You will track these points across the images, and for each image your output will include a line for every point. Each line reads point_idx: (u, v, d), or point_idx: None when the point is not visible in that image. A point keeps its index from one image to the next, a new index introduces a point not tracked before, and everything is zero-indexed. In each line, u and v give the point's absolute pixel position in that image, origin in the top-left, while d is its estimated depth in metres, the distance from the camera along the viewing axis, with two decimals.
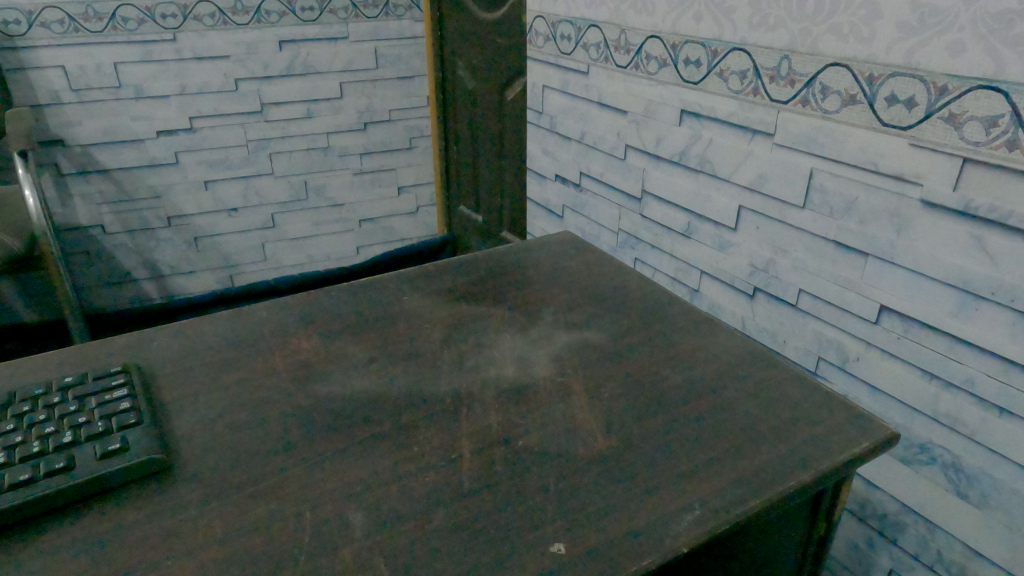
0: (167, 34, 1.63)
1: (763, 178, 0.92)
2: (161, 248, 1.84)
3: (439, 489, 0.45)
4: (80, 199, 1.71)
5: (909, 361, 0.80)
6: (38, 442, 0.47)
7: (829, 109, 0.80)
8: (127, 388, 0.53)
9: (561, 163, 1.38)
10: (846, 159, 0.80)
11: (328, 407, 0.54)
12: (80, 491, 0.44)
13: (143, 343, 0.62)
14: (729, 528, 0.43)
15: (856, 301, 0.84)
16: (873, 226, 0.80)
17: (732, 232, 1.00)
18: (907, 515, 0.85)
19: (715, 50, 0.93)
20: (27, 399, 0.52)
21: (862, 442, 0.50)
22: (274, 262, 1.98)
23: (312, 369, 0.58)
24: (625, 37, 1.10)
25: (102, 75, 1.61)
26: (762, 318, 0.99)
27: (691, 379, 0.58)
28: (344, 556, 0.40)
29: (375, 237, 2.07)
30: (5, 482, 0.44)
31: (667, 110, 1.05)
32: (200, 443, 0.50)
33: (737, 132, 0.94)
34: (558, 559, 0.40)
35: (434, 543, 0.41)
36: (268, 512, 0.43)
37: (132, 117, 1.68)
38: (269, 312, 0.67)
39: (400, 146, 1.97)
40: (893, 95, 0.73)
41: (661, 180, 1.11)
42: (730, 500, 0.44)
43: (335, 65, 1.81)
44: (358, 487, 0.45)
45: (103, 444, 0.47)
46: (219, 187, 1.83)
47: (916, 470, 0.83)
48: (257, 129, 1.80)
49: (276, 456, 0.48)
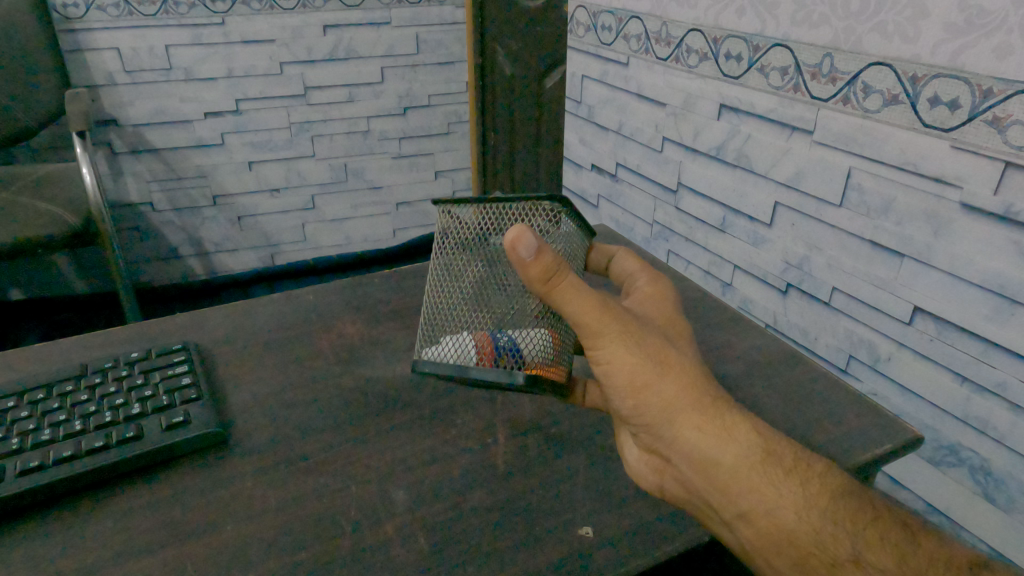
0: (216, 17, 1.67)
1: (800, 175, 0.92)
2: (206, 226, 1.90)
3: (476, 471, 0.48)
4: (131, 177, 1.77)
5: (941, 363, 0.80)
6: (110, 412, 0.51)
7: (871, 108, 0.80)
8: (188, 364, 0.57)
9: (598, 154, 1.39)
10: (885, 160, 0.80)
11: (372, 389, 0.57)
12: (147, 459, 0.48)
13: (198, 323, 0.66)
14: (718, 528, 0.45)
15: (890, 301, 0.85)
16: (910, 227, 0.79)
17: (767, 228, 1.01)
18: (932, 515, 0.87)
19: (757, 46, 0.93)
20: (99, 371, 0.56)
21: (885, 442, 0.51)
22: (314, 243, 2.04)
23: (357, 352, 0.62)
24: (667, 29, 1.10)
25: (154, 58, 1.66)
26: (794, 315, 1.00)
27: (726, 373, 0.59)
28: (387, 530, 0.43)
29: (412, 220, 2.11)
30: (81, 449, 0.48)
31: (705, 104, 1.05)
32: (255, 419, 0.53)
33: (776, 129, 0.94)
34: (587, 541, 0.43)
35: (472, 520, 0.44)
36: (317, 486, 0.47)
37: (182, 98, 1.73)
38: (316, 296, 0.71)
39: (438, 131, 2.00)
40: (936, 96, 0.73)
41: (697, 173, 1.11)
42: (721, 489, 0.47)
43: (377, 51, 1.83)
44: (400, 465, 0.48)
45: (168, 417, 0.51)
46: (263, 168, 1.88)
47: (944, 471, 0.83)
48: (301, 112, 1.85)
49: (324, 434, 0.51)
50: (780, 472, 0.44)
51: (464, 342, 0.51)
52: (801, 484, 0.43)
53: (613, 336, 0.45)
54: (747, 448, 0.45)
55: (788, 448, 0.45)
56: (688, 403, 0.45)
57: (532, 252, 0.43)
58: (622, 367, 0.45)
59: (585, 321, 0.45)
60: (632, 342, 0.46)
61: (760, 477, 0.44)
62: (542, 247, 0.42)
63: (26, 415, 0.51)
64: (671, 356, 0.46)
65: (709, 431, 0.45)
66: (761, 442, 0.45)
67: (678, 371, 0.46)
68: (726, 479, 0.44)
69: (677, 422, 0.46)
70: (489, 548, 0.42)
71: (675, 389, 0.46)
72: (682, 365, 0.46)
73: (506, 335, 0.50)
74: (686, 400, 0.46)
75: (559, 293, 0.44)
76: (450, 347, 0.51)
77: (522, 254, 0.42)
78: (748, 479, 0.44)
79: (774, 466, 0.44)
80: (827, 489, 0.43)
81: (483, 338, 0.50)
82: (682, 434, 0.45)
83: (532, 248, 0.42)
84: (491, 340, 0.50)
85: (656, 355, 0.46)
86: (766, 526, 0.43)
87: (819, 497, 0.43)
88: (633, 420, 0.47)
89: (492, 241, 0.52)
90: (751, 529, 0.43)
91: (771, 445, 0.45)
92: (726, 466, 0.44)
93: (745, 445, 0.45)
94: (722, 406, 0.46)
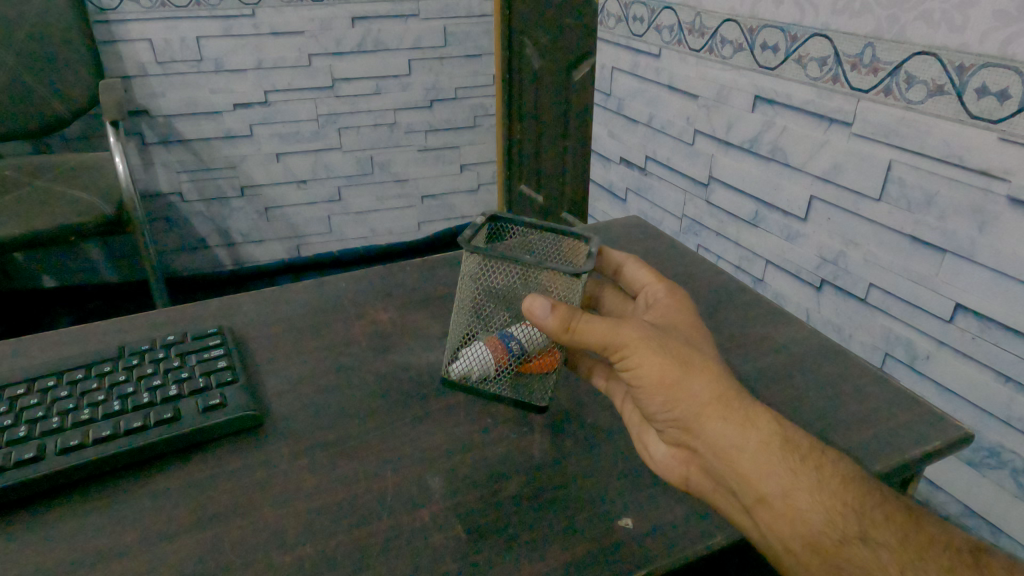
0: (246, 9, 1.68)
1: (838, 168, 0.90)
2: (234, 217, 1.92)
3: (511, 459, 0.48)
4: (161, 167, 1.79)
5: (982, 362, 0.78)
6: (148, 393, 0.51)
7: (914, 99, 0.78)
8: (224, 347, 0.57)
9: (626, 146, 1.38)
10: (928, 152, 0.77)
11: (406, 375, 0.56)
12: (185, 440, 0.48)
13: (232, 309, 0.66)
14: None
15: (929, 298, 0.82)
16: (953, 222, 0.77)
17: (801, 223, 0.99)
18: (970, 518, 0.84)
19: (794, 36, 0.91)
20: (136, 353, 0.56)
21: (935, 440, 0.49)
22: (339, 235, 2.05)
23: (390, 339, 0.61)
24: (700, 20, 1.08)
25: (186, 49, 1.68)
26: (828, 312, 0.98)
27: (764, 366, 0.58)
28: (423, 515, 0.43)
29: (436, 213, 2.11)
30: (120, 428, 0.48)
31: (739, 96, 1.03)
32: (289, 403, 0.53)
33: (812, 121, 0.92)
34: (627, 532, 0.42)
35: (509, 508, 0.43)
36: (352, 470, 0.46)
37: (211, 90, 1.74)
38: (349, 283, 0.71)
39: (465, 124, 2.00)
40: (984, 87, 0.71)
41: (729, 167, 1.10)
42: None
43: (405, 43, 1.83)
44: (435, 452, 0.48)
45: (205, 399, 0.51)
46: (290, 160, 1.89)
47: (983, 474, 0.81)
48: (328, 104, 1.85)
49: (358, 420, 0.51)
50: (804, 466, 0.42)
51: (480, 353, 0.52)
52: (816, 471, 0.42)
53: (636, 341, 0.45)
54: (771, 441, 0.43)
55: (806, 438, 0.44)
56: (713, 398, 0.44)
57: (552, 308, 0.45)
58: (648, 366, 0.45)
59: (606, 333, 0.45)
60: (656, 344, 0.45)
61: (781, 466, 0.42)
62: (556, 305, 0.45)
63: (65, 395, 0.51)
64: (695, 355, 0.46)
65: (733, 422, 0.44)
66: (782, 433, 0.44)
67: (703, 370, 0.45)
68: (747, 468, 0.43)
69: (703, 415, 0.44)
70: (526, 536, 0.41)
71: (700, 386, 0.44)
72: (706, 364, 0.46)
73: (513, 341, 0.51)
74: (711, 394, 0.44)
75: (584, 323, 0.45)
76: (470, 357, 0.53)
77: (539, 314, 0.45)
78: (768, 465, 0.42)
79: (798, 460, 0.42)
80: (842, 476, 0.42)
81: (494, 342, 0.52)
82: (709, 428, 0.44)
83: (547, 307, 0.45)
84: (502, 349, 0.51)
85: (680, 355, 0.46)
86: (787, 513, 0.41)
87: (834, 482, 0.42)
88: (660, 416, 0.46)
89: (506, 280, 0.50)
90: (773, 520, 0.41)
91: (791, 433, 0.44)
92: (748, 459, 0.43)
93: (766, 434, 0.43)
94: (746, 400, 0.45)
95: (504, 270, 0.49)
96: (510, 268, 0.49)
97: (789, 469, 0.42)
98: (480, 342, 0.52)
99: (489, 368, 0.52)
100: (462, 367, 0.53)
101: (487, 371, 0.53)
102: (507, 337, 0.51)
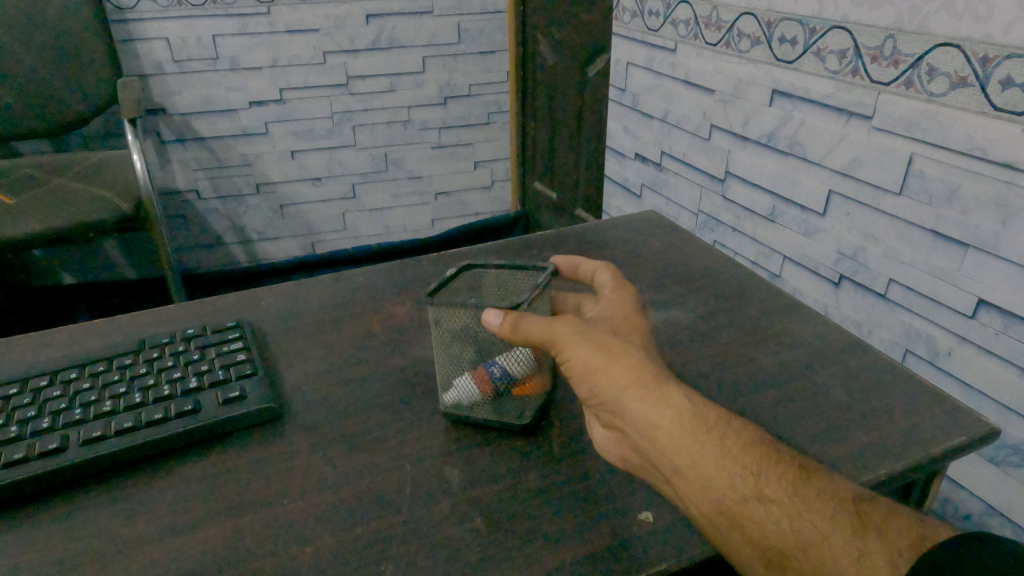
0: (262, 7, 1.69)
1: (857, 162, 0.89)
2: (249, 214, 1.93)
3: (530, 452, 0.47)
4: (178, 165, 1.80)
5: (1006, 358, 0.77)
6: (168, 386, 0.52)
7: (936, 92, 0.77)
8: (242, 340, 0.57)
9: (642, 142, 1.37)
10: (950, 145, 0.76)
11: (424, 368, 0.56)
12: (206, 432, 0.48)
13: (251, 302, 0.67)
14: None
15: (951, 294, 0.81)
16: (976, 216, 0.76)
17: (820, 218, 0.98)
18: (992, 517, 0.83)
19: (813, 29, 0.90)
20: (156, 346, 0.57)
21: (960, 435, 0.49)
22: (353, 232, 2.05)
23: (407, 332, 0.61)
24: (717, 13, 1.07)
25: (202, 47, 1.69)
26: (847, 308, 0.97)
27: (784, 361, 0.58)
28: (442, 508, 0.43)
29: (450, 211, 2.11)
30: (141, 421, 0.48)
31: (757, 90, 1.03)
32: (309, 396, 0.53)
33: (831, 114, 0.91)
34: (647, 526, 0.42)
35: (529, 501, 0.43)
36: (371, 462, 0.46)
37: (227, 88, 1.75)
38: (366, 277, 0.71)
39: (479, 121, 2.00)
40: (1008, 78, 0.69)
41: (746, 162, 1.09)
42: None
43: (419, 39, 1.83)
44: (454, 445, 0.48)
45: (224, 392, 0.51)
46: (305, 157, 1.90)
47: (1006, 471, 0.79)
48: (343, 101, 1.86)
49: (377, 413, 0.51)
50: (711, 438, 0.42)
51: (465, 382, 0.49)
52: (722, 442, 0.42)
53: (562, 332, 0.45)
54: (685, 418, 0.43)
55: (716, 411, 0.44)
56: (632, 377, 0.44)
57: (503, 318, 0.44)
58: (571, 354, 0.44)
59: (537, 328, 0.44)
60: (579, 332, 0.45)
61: (693, 439, 0.42)
62: (505, 314, 0.44)
63: (88, 387, 0.51)
64: (616, 340, 0.45)
65: (648, 398, 0.43)
66: (693, 408, 0.43)
67: (622, 352, 0.45)
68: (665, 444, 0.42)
69: (623, 396, 0.43)
70: (545, 529, 0.41)
71: (621, 370, 0.44)
72: (626, 347, 0.45)
73: (497, 365, 0.48)
74: (628, 374, 0.44)
75: (525, 321, 0.44)
76: (457, 388, 0.49)
77: (489, 324, 0.44)
78: (681, 440, 0.42)
79: (708, 435, 0.42)
80: (747, 447, 0.42)
81: (478, 369, 0.49)
82: (628, 408, 0.43)
83: (498, 317, 0.44)
84: (486, 375, 0.48)
85: (600, 340, 0.45)
86: (698, 484, 0.41)
87: (739, 452, 0.42)
88: (588, 401, 0.46)
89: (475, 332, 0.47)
90: (687, 490, 0.41)
91: (702, 409, 0.43)
92: (665, 436, 0.42)
93: (680, 409, 0.43)
94: (665, 380, 0.44)
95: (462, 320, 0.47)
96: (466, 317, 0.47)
97: (699, 442, 0.42)
98: (464, 372, 0.49)
99: (479, 396, 0.49)
100: (451, 399, 0.50)
101: (477, 401, 0.49)
102: (490, 363, 0.48)
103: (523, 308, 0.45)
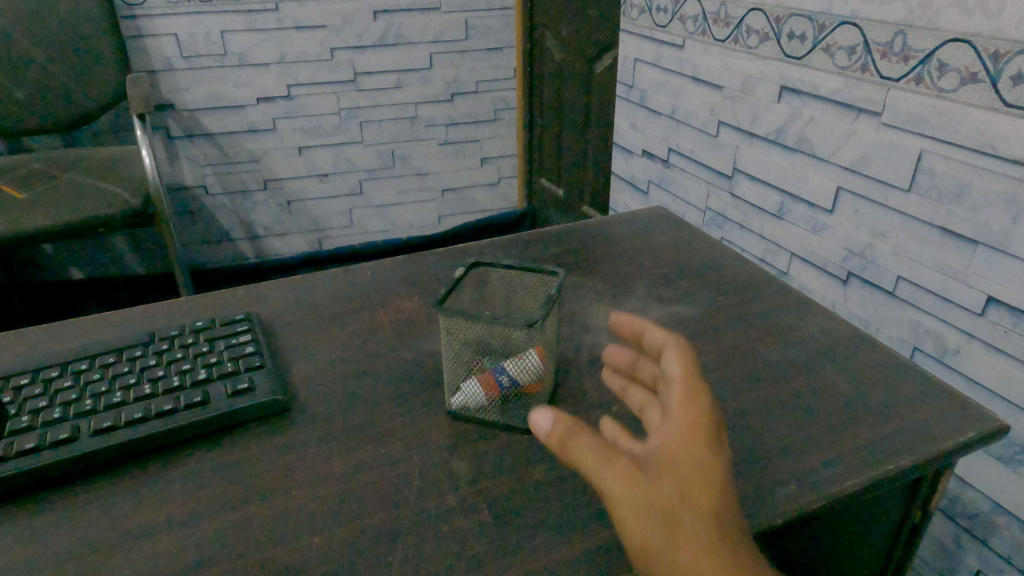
0: (270, 3, 1.69)
1: (866, 159, 0.88)
2: (257, 210, 1.93)
3: (538, 445, 0.48)
4: (186, 160, 1.81)
5: (1015, 356, 0.76)
6: (178, 377, 0.52)
7: (946, 88, 0.76)
8: (251, 333, 0.58)
9: (649, 139, 1.37)
10: (960, 141, 0.76)
11: (432, 361, 0.56)
12: (215, 423, 0.49)
13: (259, 296, 0.67)
14: (797, 517, 0.42)
15: (960, 291, 0.81)
16: (985, 213, 0.76)
17: (828, 215, 0.97)
18: (999, 516, 0.82)
19: (822, 24, 0.90)
20: (166, 338, 0.57)
21: (968, 431, 0.48)
22: (360, 228, 2.06)
23: (415, 326, 0.62)
24: (726, 9, 1.07)
25: (210, 43, 1.69)
26: (854, 306, 0.96)
27: (792, 356, 0.58)
28: (450, 500, 0.43)
29: (456, 207, 2.12)
30: (151, 412, 0.49)
31: (765, 86, 1.02)
32: (317, 388, 0.54)
33: (840, 110, 0.90)
34: None
35: (536, 493, 0.43)
36: (379, 454, 0.47)
37: (236, 84, 1.76)
38: (374, 272, 0.71)
39: (486, 118, 2.00)
40: (1019, 74, 0.69)
41: (754, 159, 1.09)
42: (803, 474, 0.45)
43: (427, 36, 1.84)
44: (461, 437, 0.48)
45: (233, 384, 0.51)
46: (312, 153, 1.90)
47: (1014, 470, 0.79)
48: (350, 98, 1.86)
49: (385, 405, 0.51)
50: None
51: (473, 388, 0.49)
52: None
53: (616, 481, 0.32)
54: None
55: None
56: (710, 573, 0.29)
57: (555, 419, 0.36)
58: (625, 513, 0.31)
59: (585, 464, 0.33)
60: (644, 486, 0.31)
61: None
62: (557, 414, 0.36)
63: (98, 378, 0.52)
64: (694, 505, 0.31)
65: None
66: None
67: (693, 534, 0.30)
68: None
69: None
70: (552, 521, 0.41)
71: (695, 559, 0.30)
72: (699, 518, 0.31)
73: (505, 372, 0.49)
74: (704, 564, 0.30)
75: (574, 444, 0.34)
76: (464, 393, 0.49)
77: (538, 426, 0.36)
78: None
79: None
80: None
81: (485, 374, 0.49)
82: None
83: (550, 419, 0.36)
84: (496, 381, 0.49)
85: (665, 504, 0.31)
86: None
87: None
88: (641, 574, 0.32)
89: (483, 339, 0.48)
90: None
91: None
92: None
93: None
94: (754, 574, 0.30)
95: (473, 328, 0.47)
96: (479, 327, 0.47)
97: None
98: (471, 378, 0.50)
99: (487, 402, 0.49)
100: (457, 404, 0.50)
101: (484, 406, 0.49)
102: (499, 370, 0.49)
103: (535, 326, 0.46)
